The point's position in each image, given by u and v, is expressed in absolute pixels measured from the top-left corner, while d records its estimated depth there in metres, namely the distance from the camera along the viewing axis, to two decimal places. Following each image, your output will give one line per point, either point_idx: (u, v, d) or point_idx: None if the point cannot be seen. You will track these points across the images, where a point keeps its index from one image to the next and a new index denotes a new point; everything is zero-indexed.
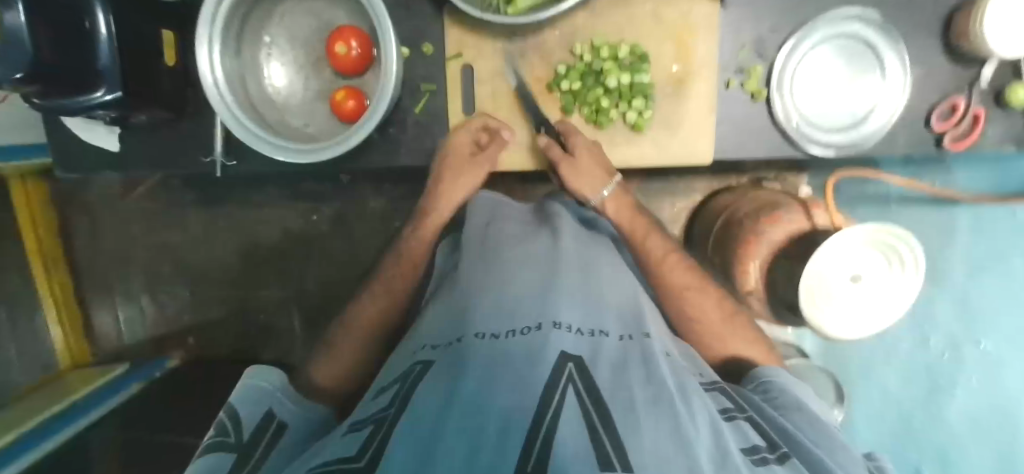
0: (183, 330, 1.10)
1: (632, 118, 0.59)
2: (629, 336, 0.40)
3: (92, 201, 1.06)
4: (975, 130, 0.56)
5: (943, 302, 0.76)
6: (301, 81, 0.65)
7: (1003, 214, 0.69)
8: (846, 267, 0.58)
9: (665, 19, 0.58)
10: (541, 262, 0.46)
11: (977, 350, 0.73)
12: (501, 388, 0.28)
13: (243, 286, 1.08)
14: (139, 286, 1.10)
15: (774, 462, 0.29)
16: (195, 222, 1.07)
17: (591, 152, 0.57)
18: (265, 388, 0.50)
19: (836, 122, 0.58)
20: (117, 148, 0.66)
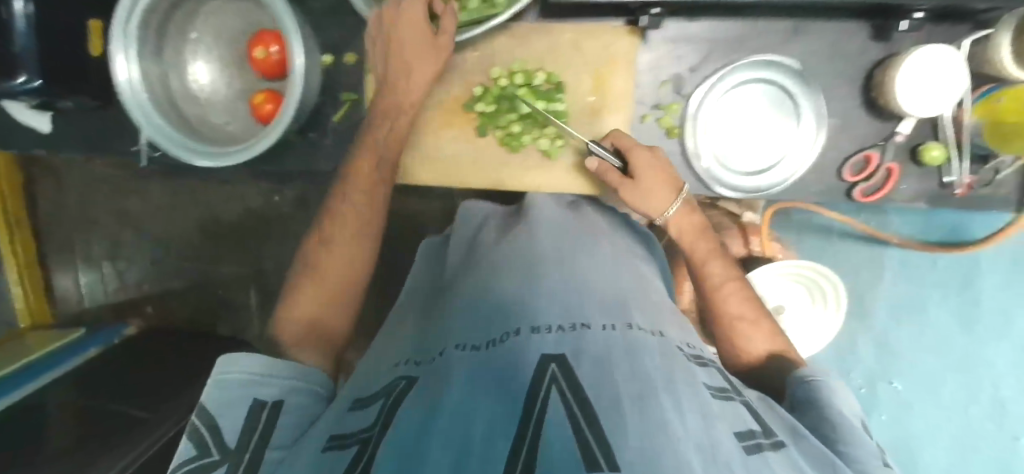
0: (142, 299, 1.05)
1: (544, 145, 0.63)
2: (614, 325, 0.40)
3: (55, 163, 1.00)
4: (887, 183, 0.58)
5: (867, 340, 0.81)
6: (224, 81, 0.63)
7: (926, 262, 0.78)
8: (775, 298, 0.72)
9: (586, 51, 0.61)
10: (523, 268, 0.49)
11: (890, 388, 0.80)
12: (482, 400, 0.32)
13: (206, 259, 1.04)
14: (100, 252, 1.04)
15: (768, 448, 0.33)
16: (158, 192, 1.02)
17: (647, 169, 0.55)
18: (239, 378, 0.39)
19: (748, 166, 0.59)
20: (48, 129, 0.67)
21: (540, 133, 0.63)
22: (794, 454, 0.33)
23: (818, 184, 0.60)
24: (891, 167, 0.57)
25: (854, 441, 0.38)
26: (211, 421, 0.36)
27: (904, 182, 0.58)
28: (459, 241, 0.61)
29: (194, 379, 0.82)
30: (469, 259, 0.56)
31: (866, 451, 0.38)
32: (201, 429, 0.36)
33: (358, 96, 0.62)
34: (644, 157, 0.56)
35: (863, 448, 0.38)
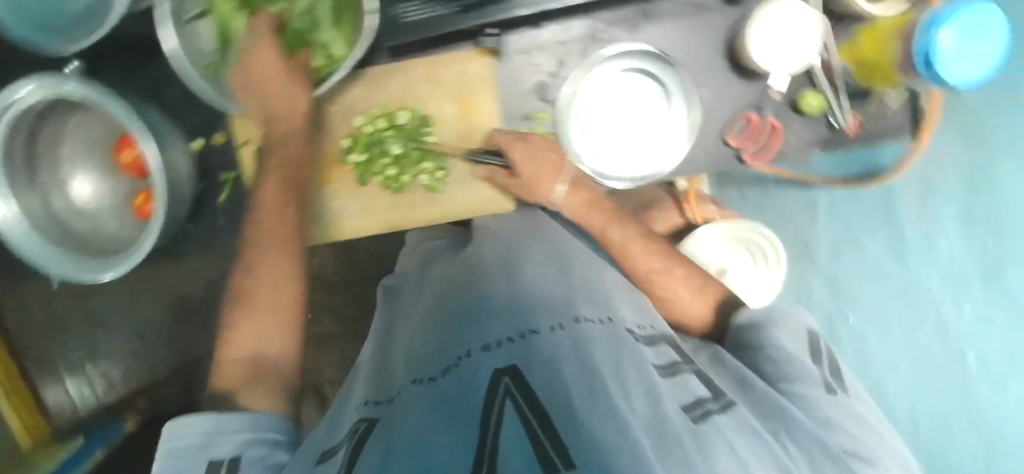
0: (133, 392, 1.04)
1: (426, 181, 0.61)
2: (561, 324, 0.41)
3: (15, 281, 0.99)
4: (773, 140, 0.60)
5: None
6: (107, 190, 0.67)
7: None
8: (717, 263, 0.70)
9: (445, 82, 0.62)
10: (469, 289, 0.50)
11: None
12: (437, 430, 0.32)
13: (183, 341, 1.03)
14: (81, 358, 1.03)
15: (717, 411, 0.34)
16: (118, 285, 1.02)
17: (530, 163, 0.58)
18: (190, 442, 0.34)
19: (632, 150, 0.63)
20: None
21: (418, 169, 0.61)
22: (743, 413, 0.35)
23: (705, 155, 0.63)
24: (774, 124, 0.60)
25: (800, 377, 0.39)
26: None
27: (791, 134, 0.61)
28: (413, 270, 0.62)
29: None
30: (422, 283, 0.57)
31: (809, 383, 0.39)
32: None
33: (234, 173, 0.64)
34: (522, 147, 0.59)
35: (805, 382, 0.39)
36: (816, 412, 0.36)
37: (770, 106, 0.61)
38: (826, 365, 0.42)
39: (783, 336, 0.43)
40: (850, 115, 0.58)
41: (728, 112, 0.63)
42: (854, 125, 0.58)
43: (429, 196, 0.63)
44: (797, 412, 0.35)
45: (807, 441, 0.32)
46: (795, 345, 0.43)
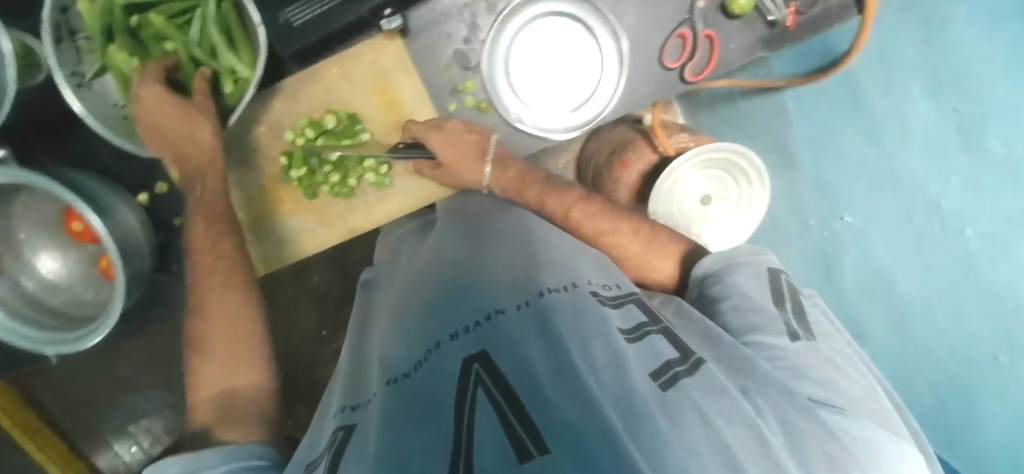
0: (180, 440, 1.05)
1: (372, 178, 0.60)
2: (527, 301, 0.42)
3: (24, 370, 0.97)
4: (711, 54, 0.60)
5: None
6: (75, 265, 0.63)
7: None
8: (700, 194, 0.66)
9: (359, 77, 0.59)
10: (432, 279, 0.50)
11: None
12: (416, 431, 0.32)
13: None
14: (121, 421, 1.04)
15: (684, 374, 0.35)
16: (133, 345, 0.99)
17: (452, 150, 0.57)
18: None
19: (574, 104, 0.62)
20: None
21: (360, 169, 0.59)
22: (709, 368, 0.37)
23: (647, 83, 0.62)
24: (709, 34, 0.59)
25: (765, 328, 0.43)
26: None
27: (730, 42, 0.60)
28: (381, 272, 0.63)
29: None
30: (392, 277, 0.57)
31: (773, 333, 0.43)
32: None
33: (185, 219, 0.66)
34: (441, 138, 0.57)
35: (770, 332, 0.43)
36: (783, 359, 0.41)
37: (700, 16, 0.59)
38: (789, 306, 0.46)
39: (743, 281, 0.47)
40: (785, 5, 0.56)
41: (660, 35, 0.60)
42: (791, 15, 0.56)
43: (380, 194, 0.62)
44: (763, 364, 0.39)
45: (773, 389, 0.36)
46: (757, 287, 0.47)
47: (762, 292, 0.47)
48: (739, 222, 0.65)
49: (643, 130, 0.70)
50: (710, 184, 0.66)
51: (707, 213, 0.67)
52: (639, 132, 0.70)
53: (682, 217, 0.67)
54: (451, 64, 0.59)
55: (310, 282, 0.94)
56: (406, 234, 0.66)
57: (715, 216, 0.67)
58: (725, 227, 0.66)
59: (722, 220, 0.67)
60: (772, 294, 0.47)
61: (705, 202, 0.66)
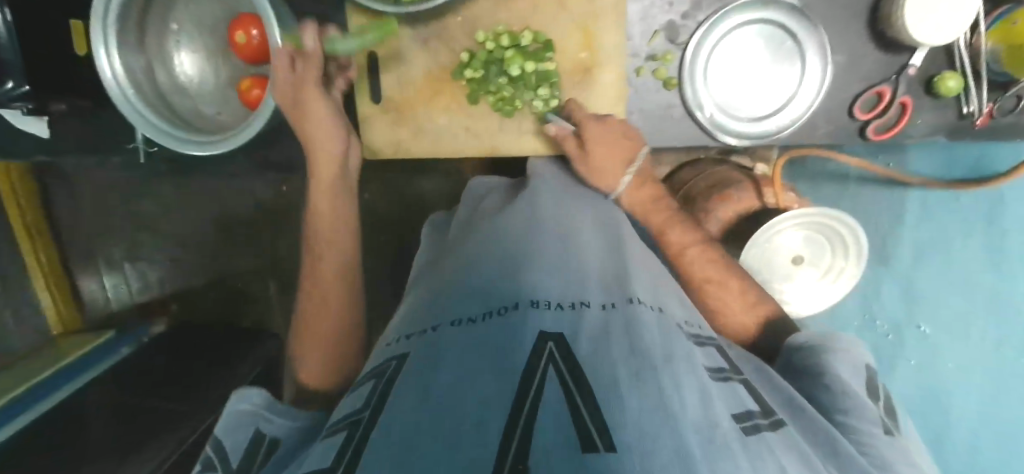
0: (166, 296, 1.10)
1: (539, 106, 0.65)
2: (614, 302, 0.40)
3: (66, 171, 1.03)
4: (902, 116, 0.62)
5: (889, 286, 0.84)
6: (210, 70, 0.66)
7: (948, 198, 0.77)
8: (792, 252, 0.68)
9: (574, 10, 0.63)
10: (515, 243, 0.48)
11: (917, 331, 0.83)
12: (477, 381, 0.31)
13: (225, 253, 1.09)
14: (121, 255, 1.08)
15: (766, 427, 0.33)
16: (170, 191, 1.05)
17: (600, 142, 0.59)
18: (246, 409, 0.47)
19: (752, 113, 0.64)
20: (46, 135, 0.68)
21: (534, 94, 0.64)
22: (792, 433, 0.35)
23: (825, 124, 0.64)
24: (906, 102, 0.61)
25: (854, 412, 0.41)
26: (218, 445, 0.44)
27: (917, 116, 0.62)
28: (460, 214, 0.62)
29: (224, 361, 0.87)
30: (469, 228, 0.57)
31: (864, 419, 0.41)
32: (211, 453, 0.44)
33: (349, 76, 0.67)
34: (596, 130, 0.60)
35: (863, 417, 0.41)
36: (878, 454, 0.38)
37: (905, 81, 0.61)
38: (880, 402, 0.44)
39: (843, 363, 0.46)
40: (986, 101, 0.59)
41: (861, 82, 0.62)
42: (987, 113, 0.60)
43: (535, 123, 0.68)
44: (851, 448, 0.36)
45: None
46: (849, 374, 0.46)
47: (857, 380, 0.45)
48: (824, 286, 0.72)
49: (753, 178, 0.75)
50: (807, 245, 0.68)
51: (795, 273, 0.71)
52: (748, 177, 0.75)
53: (767, 269, 0.69)
54: (660, 33, 0.63)
55: None
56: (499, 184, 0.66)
57: (802, 276, 0.71)
58: (808, 289, 0.72)
59: (807, 282, 0.72)
60: (866, 385, 0.45)
61: (795, 261, 0.69)
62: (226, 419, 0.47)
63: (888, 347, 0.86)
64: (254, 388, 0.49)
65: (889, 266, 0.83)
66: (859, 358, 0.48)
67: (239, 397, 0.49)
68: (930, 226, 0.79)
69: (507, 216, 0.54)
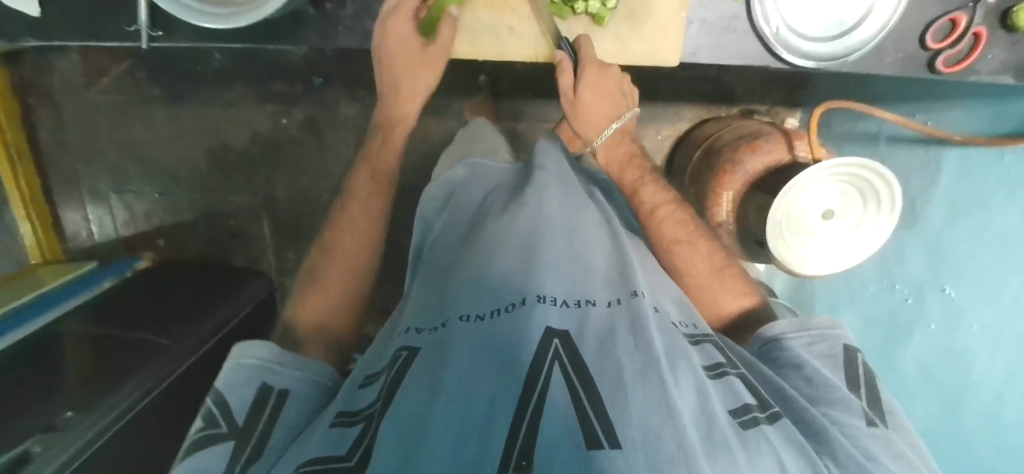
0: (154, 231, 1.06)
1: (594, 9, 0.52)
2: (620, 299, 0.38)
3: (53, 89, 0.96)
4: (976, 48, 0.51)
5: (915, 246, 0.68)
6: None
7: (991, 157, 0.57)
8: (821, 204, 0.62)
9: None
10: (525, 230, 0.43)
11: (942, 295, 0.64)
12: (488, 376, 0.29)
13: (214, 189, 1.03)
14: (106, 186, 1.04)
15: (764, 421, 0.31)
16: (162, 119, 0.99)
17: (594, 93, 0.55)
18: (251, 364, 0.42)
19: (819, 31, 0.52)
20: (37, 13, 0.52)
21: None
22: (789, 427, 0.33)
23: (895, 52, 0.53)
24: (979, 32, 0.51)
25: (830, 400, 0.38)
26: (223, 401, 0.39)
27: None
28: (463, 211, 0.54)
29: (210, 304, 0.86)
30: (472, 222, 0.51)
31: (848, 410, 0.37)
32: (213, 407, 0.39)
33: None
34: (601, 77, 0.54)
35: (844, 407, 0.37)
36: (860, 444, 0.34)
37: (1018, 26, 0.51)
38: (863, 392, 0.41)
39: (815, 355, 0.43)
40: None
41: (937, 10, 0.51)
42: None
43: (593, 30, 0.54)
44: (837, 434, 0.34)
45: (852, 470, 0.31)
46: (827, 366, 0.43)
47: (834, 371, 0.42)
48: (858, 243, 0.63)
49: (785, 132, 0.72)
50: (839, 197, 0.62)
51: (825, 230, 0.63)
52: (779, 131, 0.72)
53: (790, 229, 0.62)
54: None
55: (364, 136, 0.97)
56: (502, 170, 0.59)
57: (826, 232, 0.63)
58: (835, 245, 0.63)
59: (833, 237, 0.63)
60: (845, 373, 0.42)
61: (824, 215, 0.62)
62: (228, 375, 0.41)
63: (905, 316, 0.70)
64: (260, 342, 0.44)
65: (912, 230, 0.69)
66: (838, 343, 0.44)
67: (235, 363, 0.42)
68: (961, 184, 0.61)
69: (501, 209, 0.49)
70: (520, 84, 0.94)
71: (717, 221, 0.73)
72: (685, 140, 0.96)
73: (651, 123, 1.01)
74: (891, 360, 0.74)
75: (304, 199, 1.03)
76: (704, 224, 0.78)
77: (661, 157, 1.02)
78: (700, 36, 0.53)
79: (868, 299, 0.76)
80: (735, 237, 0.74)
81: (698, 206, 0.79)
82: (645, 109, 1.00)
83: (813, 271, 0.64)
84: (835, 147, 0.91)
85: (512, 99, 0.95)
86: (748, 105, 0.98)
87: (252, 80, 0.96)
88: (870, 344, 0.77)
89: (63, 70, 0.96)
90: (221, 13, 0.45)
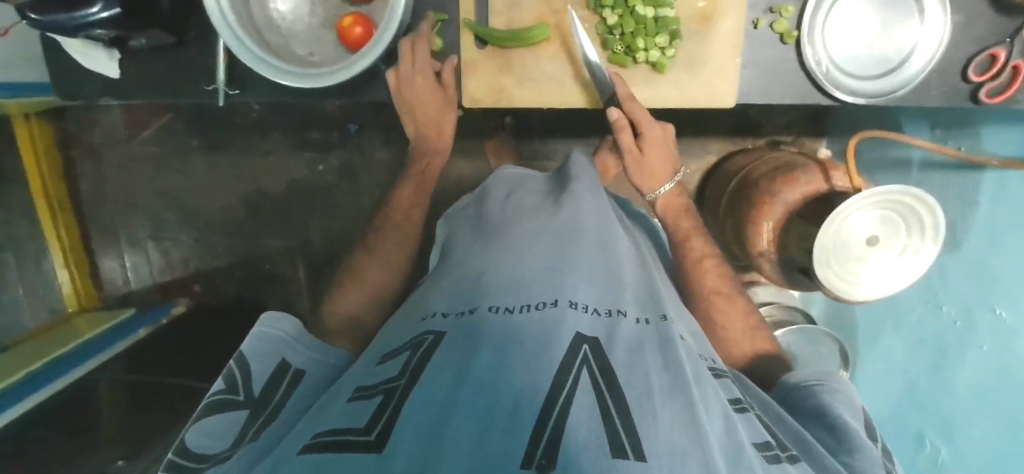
0: (190, 276, 1.09)
1: (653, 57, 0.49)
2: (648, 318, 0.36)
3: (96, 144, 1.04)
4: (1015, 82, 0.48)
5: (958, 270, 0.64)
6: (306, 6, 0.50)
7: None
8: (867, 229, 0.59)
9: None
10: (558, 233, 0.42)
11: (990, 317, 0.58)
12: (518, 366, 0.28)
13: (249, 233, 1.07)
14: (144, 233, 1.08)
15: (787, 462, 0.29)
16: (200, 169, 1.05)
17: (655, 152, 0.53)
18: (274, 335, 0.43)
19: (868, 69, 0.49)
20: (117, 76, 0.52)
21: (650, 41, 0.48)
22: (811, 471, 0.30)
23: (940, 85, 0.51)
24: (1018, 64, 0.48)
25: (850, 447, 0.35)
26: (243, 363, 0.40)
27: None
28: (493, 206, 0.53)
29: (213, 347, 0.88)
30: (512, 211, 0.49)
31: (868, 457, 0.34)
32: (235, 370, 0.40)
33: (449, 17, 0.52)
34: (657, 133, 0.52)
35: (864, 456, 0.34)
36: None
37: None
38: (879, 445, 0.37)
39: (840, 402, 0.40)
40: None
41: (973, 46, 0.49)
42: None
43: (650, 78, 0.51)
44: None
45: None
46: (851, 414, 0.39)
47: (857, 421, 0.39)
48: (902, 271, 0.60)
49: (821, 162, 0.70)
50: (882, 223, 0.60)
51: (874, 254, 0.60)
52: (815, 161, 0.70)
53: (838, 256, 0.59)
54: None
55: (396, 180, 1.00)
56: (535, 176, 0.59)
57: (876, 259, 0.60)
58: (886, 271, 0.60)
59: (883, 264, 0.61)
60: (865, 425, 0.39)
61: (870, 241, 0.60)
62: (252, 343, 0.42)
63: (953, 340, 0.64)
64: (286, 315, 0.45)
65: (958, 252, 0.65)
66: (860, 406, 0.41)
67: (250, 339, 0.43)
68: (1004, 207, 0.58)
69: (534, 210, 0.48)
70: (544, 124, 0.95)
71: (758, 250, 0.73)
72: (715, 170, 0.95)
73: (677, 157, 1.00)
74: (937, 384, 0.66)
75: (336, 244, 1.05)
76: (747, 254, 0.77)
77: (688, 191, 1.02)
78: (752, 78, 0.50)
79: (913, 326, 0.71)
80: (777, 267, 0.72)
81: (738, 240, 0.78)
82: None
83: (870, 296, 0.60)
84: (867, 175, 0.88)
85: (535, 140, 0.96)
86: (774, 136, 0.97)
87: (287, 130, 1.01)
88: (917, 367, 0.70)
89: (103, 125, 1.03)
90: (303, 72, 0.43)
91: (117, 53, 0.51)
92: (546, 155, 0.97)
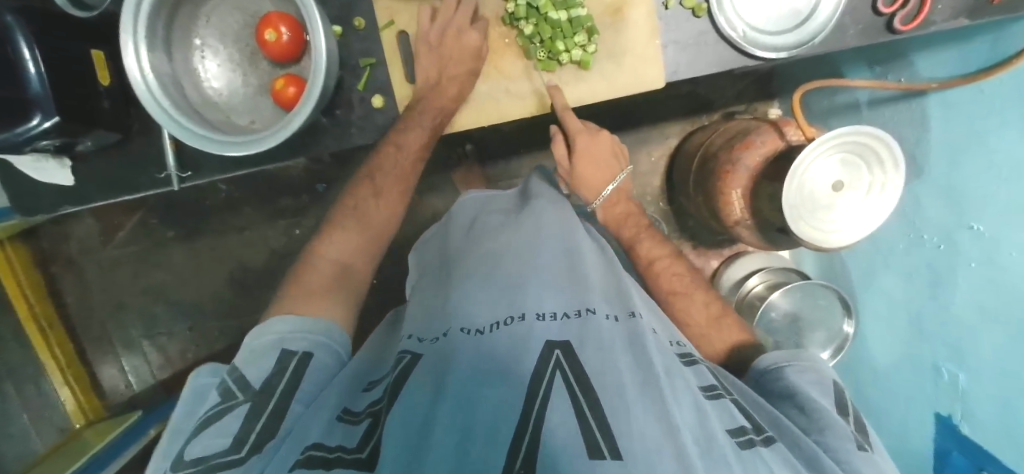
0: (190, 366, 1.08)
1: (577, 56, 0.51)
2: (618, 316, 0.37)
3: (76, 256, 1.05)
4: (923, 5, 0.50)
5: (930, 194, 0.64)
6: (239, 80, 0.53)
7: (972, 95, 0.57)
8: (829, 176, 0.60)
9: None
10: (518, 249, 0.43)
11: (973, 232, 0.57)
12: (494, 382, 0.28)
13: (242, 311, 1.07)
14: (138, 333, 1.08)
15: (761, 444, 0.30)
16: (182, 258, 1.06)
17: (591, 161, 0.60)
18: (266, 342, 0.41)
19: (782, 24, 0.51)
20: (71, 183, 0.53)
21: (570, 41, 0.50)
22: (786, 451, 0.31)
23: (855, 25, 0.52)
24: None
25: (823, 427, 0.35)
26: (239, 375, 0.38)
27: None
28: (456, 231, 0.54)
29: None
30: (476, 235, 0.50)
31: (840, 434, 0.34)
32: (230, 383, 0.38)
33: (376, 59, 0.53)
34: (589, 144, 0.59)
35: (836, 431, 0.34)
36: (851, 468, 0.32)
37: None
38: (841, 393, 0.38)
39: (810, 380, 0.40)
40: None
41: None
42: None
43: (578, 76, 0.53)
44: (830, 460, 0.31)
45: None
46: (820, 393, 0.39)
47: (827, 397, 0.39)
48: (874, 207, 0.60)
49: (773, 122, 0.71)
50: (842, 167, 0.61)
51: (843, 200, 0.61)
52: (766, 122, 0.72)
53: (808, 210, 0.60)
54: None
55: None
56: (500, 196, 0.60)
57: (845, 203, 0.61)
58: (856, 213, 0.61)
59: (851, 207, 0.61)
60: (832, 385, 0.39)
61: (835, 186, 0.60)
62: (250, 355, 0.40)
63: (944, 265, 0.63)
64: (278, 318, 0.44)
65: (923, 178, 0.66)
66: (827, 378, 0.41)
67: (209, 365, 0.43)
68: (953, 123, 0.60)
69: (499, 228, 0.49)
70: (505, 144, 0.97)
71: (733, 220, 0.73)
72: (679, 153, 0.96)
73: (641, 146, 1.02)
74: (939, 315, 0.65)
75: None
76: (725, 226, 0.78)
77: (659, 178, 1.03)
78: (677, 56, 0.52)
79: (916, 260, 0.68)
80: (756, 231, 0.73)
81: (714, 213, 0.79)
82: (629, 135, 1.01)
83: (844, 241, 0.60)
84: (822, 124, 0.90)
85: (500, 161, 0.98)
86: (726, 108, 0.99)
87: (260, 202, 1.02)
88: (918, 307, 0.68)
89: (80, 236, 1.04)
90: (242, 140, 0.44)
91: (68, 160, 0.52)
92: (514, 173, 0.98)
